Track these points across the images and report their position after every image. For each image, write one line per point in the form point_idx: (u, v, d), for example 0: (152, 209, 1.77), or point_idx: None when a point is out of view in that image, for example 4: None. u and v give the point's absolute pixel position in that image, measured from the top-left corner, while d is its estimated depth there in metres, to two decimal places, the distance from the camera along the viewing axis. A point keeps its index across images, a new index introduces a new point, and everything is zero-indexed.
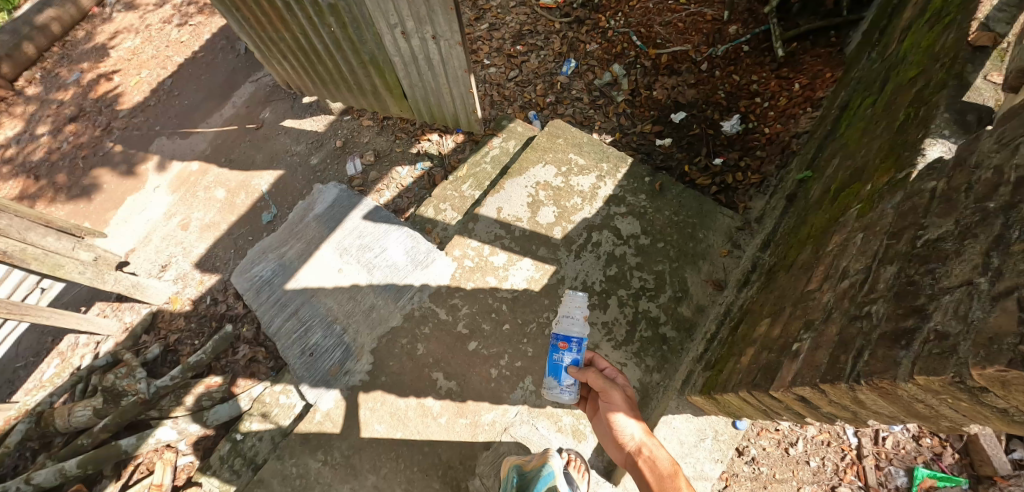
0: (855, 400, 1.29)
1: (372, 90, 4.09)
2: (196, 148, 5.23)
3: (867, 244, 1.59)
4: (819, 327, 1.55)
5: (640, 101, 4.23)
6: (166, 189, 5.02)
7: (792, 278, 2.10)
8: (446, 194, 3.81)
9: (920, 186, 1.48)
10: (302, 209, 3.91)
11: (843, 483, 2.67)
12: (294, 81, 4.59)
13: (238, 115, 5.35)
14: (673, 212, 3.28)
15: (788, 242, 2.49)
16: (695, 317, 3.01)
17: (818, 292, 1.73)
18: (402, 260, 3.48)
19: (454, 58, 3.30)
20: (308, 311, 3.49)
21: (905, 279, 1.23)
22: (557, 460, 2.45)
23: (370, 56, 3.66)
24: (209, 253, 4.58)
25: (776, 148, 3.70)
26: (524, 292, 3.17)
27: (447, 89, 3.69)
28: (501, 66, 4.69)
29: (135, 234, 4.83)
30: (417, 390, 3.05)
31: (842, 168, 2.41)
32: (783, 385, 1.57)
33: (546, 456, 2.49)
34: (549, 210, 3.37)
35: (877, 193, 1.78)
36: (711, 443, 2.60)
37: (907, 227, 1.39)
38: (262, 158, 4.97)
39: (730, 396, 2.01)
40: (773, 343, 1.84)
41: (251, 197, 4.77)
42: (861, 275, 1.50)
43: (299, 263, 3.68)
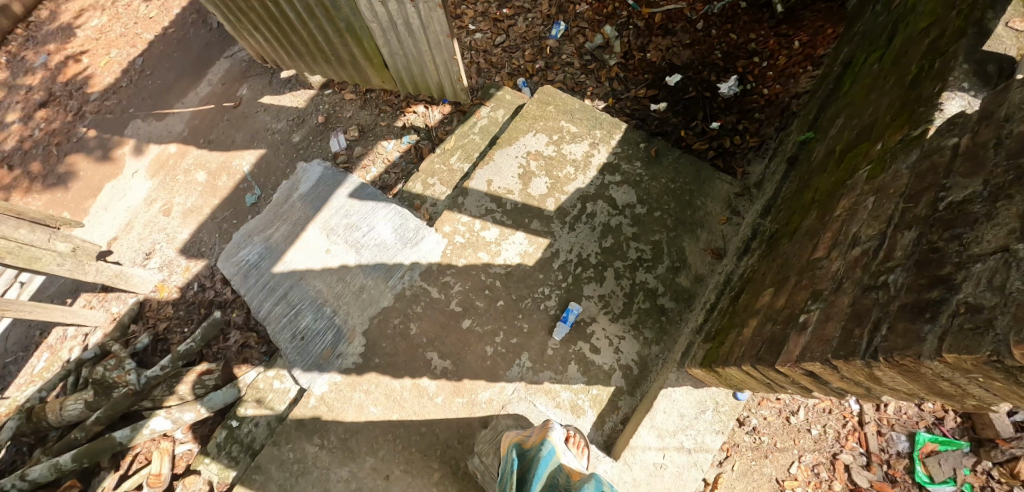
0: (870, 377, 1.20)
1: (350, 60, 3.89)
2: (173, 130, 5.01)
3: (881, 208, 1.48)
4: (829, 297, 1.46)
5: (634, 64, 4.05)
6: (145, 174, 4.84)
7: (796, 246, 2.01)
8: (434, 167, 3.67)
9: (941, 143, 1.37)
10: (285, 189, 3.75)
11: (845, 450, 2.63)
12: (270, 54, 4.34)
13: (215, 93, 5.12)
14: (669, 180, 3.16)
15: (790, 208, 2.39)
16: (693, 287, 2.92)
17: (826, 260, 1.63)
18: (391, 238, 3.36)
19: (434, 22, 3.11)
20: (297, 295, 3.37)
21: (928, 244, 1.14)
22: (556, 432, 2.36)
23: (346, 24, 3.45)
24: (194, 239, 4.44)
25: (775, 110, 3.57)
26: (517, 267, 3.07)
27: (430, 56, 3.49)
28: (488, 32, 4.46)
29: (117, 221, 4.67)
30: (411, 370, 2.99)
31: (847, 128, 2.29)
32: (790, 360, 1.48)
33: (545, 430, 2.39)
34: (541, 181, 3.24)
35: (888, 152, 1.67)
36: (712, 414, 2.52)
37: (925, 189, 1.30)
38: (242, 138, 4.77)
39: (733, 370, 1.94)
40: (777, 314, 1.76)
41: (233, 179, 4.60)
42: (874, 242, 1.40)
43: (285, 246, 3.54)
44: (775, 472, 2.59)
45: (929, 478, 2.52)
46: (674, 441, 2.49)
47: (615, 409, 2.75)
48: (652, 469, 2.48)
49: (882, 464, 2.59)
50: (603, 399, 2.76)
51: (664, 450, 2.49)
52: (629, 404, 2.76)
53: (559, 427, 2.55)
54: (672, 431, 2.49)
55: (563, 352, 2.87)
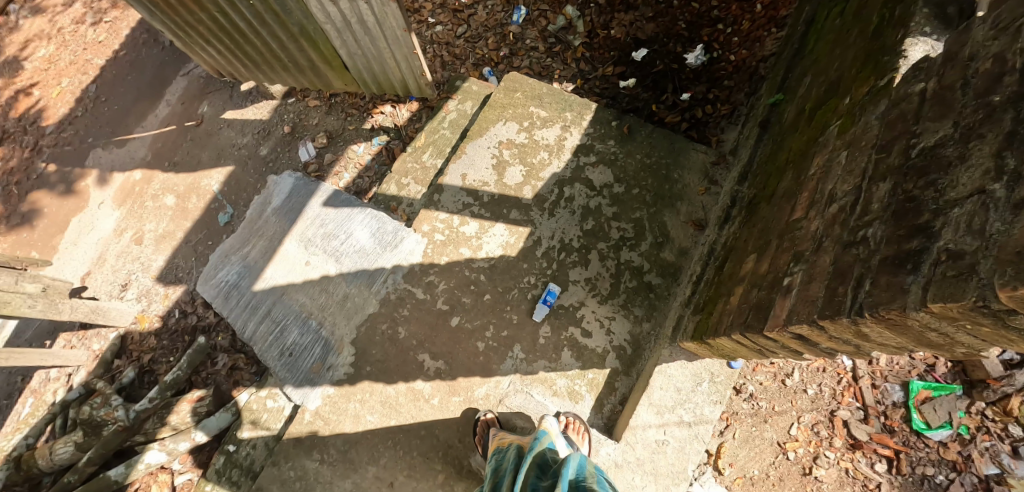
0: (858, 334, 1.18)
1: (308, 65, 3.78)
2: (136, 155, 4.85)
3: (854, 162, 1.46)
4: (811, 257, 1.44)
5: (598, 42, 3.98)
6: (112, 204, 4.69)
7: (775, 208, 1.99)
8: (407, 167, 3.60)
9: (908, 89, 1.34)
10: (257, 206, 3.63)
11: (842, 407, 2.64)
12: (225, 67, 4.20)
13: (175, 113, 4.95)
14: (645, 155, 3.13)
15: (766, 172, 2.37)
16: (678, 261, 2.90)
17: (805, 221, 1.61)
18: (370, 243, 3.28)
19: (390, 16, 3.02)
20: (280, 311, 3.29)
21: (904, 194, 1.12)
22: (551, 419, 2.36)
23: (299, 28, 3.34)
24: (170, 265, 4.32)
25: (744, 75, 3.58)
26: (500, 259, 3.02)
27: (390, 53, 3.40)
28: (448, 23, 4.34)
29: (88, 255, 4.53)
30: (404, 374, 2.94)
31: (815, 85, 2.27)
32: (777, 325, 1.46)
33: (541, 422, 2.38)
34: (516, 169, 3.18)
35: (857, 105, 1.65)
36: (709, 385, 2.51)
37: (897, 138, 1.28)
38: (209, 156, 4.64)
39: (724, 340, 1.92)
40: (761, 280, 1.74)
41: (203, 199, 4.48)
42: (851, 197, 1.38)
43: (263, 262, 3.45)
44: (776, 436, 2.61)
45: (926, 425, 2.54)
46: (673, 417, 2.48)
47: (613, 391, 2.73)
48: (654, 447, 2.47)
49: (879, 416, 2.61)
50: (600, 382, 2.75)
51: (664, 427, 2.47)
52: (626, 384, 2.74)
53: (557, 415, 2.67)
54: (671, 406, 2.48)
55: (555, 340, 2.84)
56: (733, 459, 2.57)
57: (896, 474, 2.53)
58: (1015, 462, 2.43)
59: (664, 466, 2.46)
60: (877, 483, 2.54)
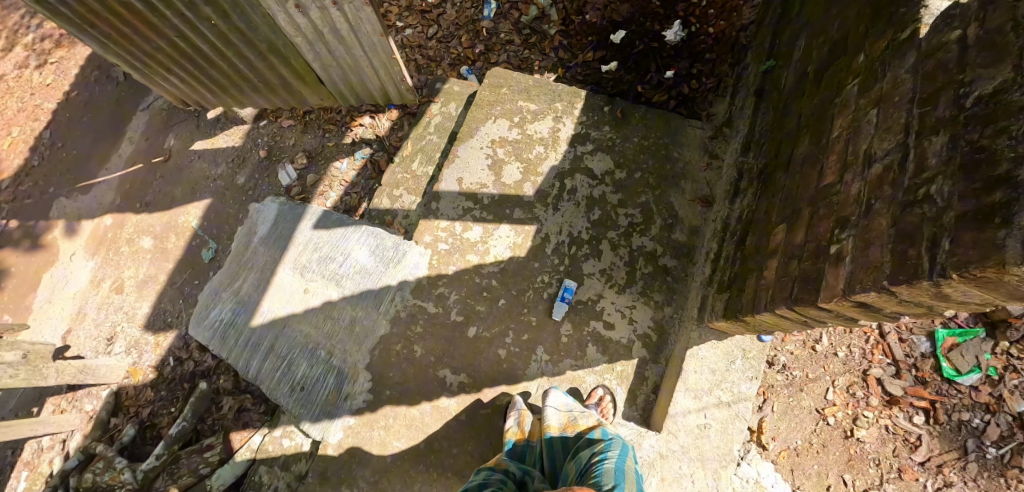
0: (937, 295, 1.14)
1: (280, 83, 3.62)
2: (103, 200, 4.60)
3: (890, 119, 1.42)
4: (860, 222, 1.40)
5: (575, 29, 3.90)
6: (84, 254, 4.44)
7: (796, 176, 1.95)
8: (397, 178, 3.49)
9: (942, 38, 1.30)
10: (244, 237, 3.45)
11: (874, 365, 2.65)
12: (190, 95, 3.99)
13: (139, 150, 4.70)
14: (642, 137, 3.07)
15: (774, 139, 2.34)
16: (691, 240, 2.86)
17: (841, 185, 1.57)
18: (371, 261, 3.14)
19: (365, 22, 2.89)
20: (285, 344, 3.13)
21: (970, 145, 1.08)
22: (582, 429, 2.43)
23: (268, 44, 3.18)
24: (156, 311, 4.11)
25: (725, 46, 3.56)
26: (510, 262, 2.94)
27: (366, 61, 3.28)
28: (417, 25, 4.20)
29: (67, 312, 4.28)
30: (427, 394, 2.84)
31: (814, 47, 2.24)
32: (835, 295, 1.41)
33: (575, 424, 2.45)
34: (513, 167, 3.10)
35: (877, 61, 1.61)
36: (742, 362, 2.48)
37: (941, 89, 1.24)
38: (182, 191, 4.42)
39: (764, 315, 1.87)
40: (799, 250, 1.70)
41: (183, 237, 4.27)
42: (896, 154, 1.33)
43: (257, 295, 3.27)
44: (814, 403, 2.62)
45: (955, 371, 2.56)
46: (713, 399, 2.45)
47: (644, 381, 2.69)
48: (698, 432, 2.44)
49: (911, 369, 2.62)
50: (630, 373, 2.70)
51: (704, 410, 2.45)
52: (656, 371, 2.71)
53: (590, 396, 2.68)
54: (708, 389, 2.45)
55: (578, 336, 2.78)
56: (774, 433, 2.58)
57: (934, 424, 2.55)
58: None
59: (710, 450, 2.43)
60: (917, 435, 2.55)
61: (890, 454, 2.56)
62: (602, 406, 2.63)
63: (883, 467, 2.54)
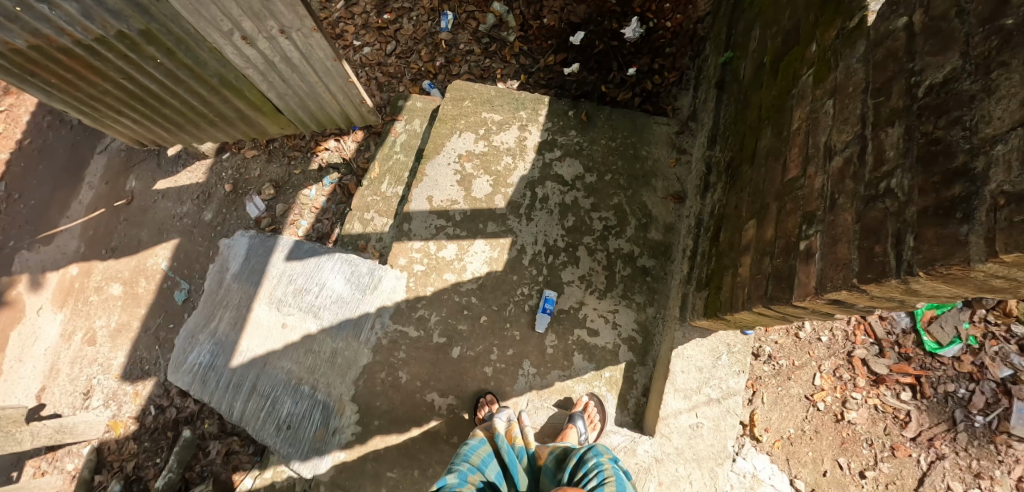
0: (907, 292, 1.11)
1: (237, 115, 3.53)
2: (67, 249, 4.44)
3: (846, 110, 1.40)
4: (826, 217, 1.38)
5: (534, 34, 3.86)
6: (51, 307, 4.28)
7: (761, 169, 1.94)
8: (366, 201, 3.43)
9: (890, 26, 1.29)
10: (214, 275, 3.35)
11: (858, 346, 2.66)
12: (146, 135, 3.87)
13: (100, 195, 4.54)
14: (609, 139, 3.05)
15: (738, 132, 2.33)
16: (667, 238, 2.85)
17: (805, 179, 1.55)
18: (347, 290, 3.07)
19: (316, 48, 2.83)
20: (266, 383, 3.04)
21: (925, 137, 1.07)
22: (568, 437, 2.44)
23: (219, 78, 3.09)
24: (133, 359, 3.98)
25: (684, 40, 3.56)
26: (488, 277, 2.89)
27: (323, 86, 3.21)
28: (374, 43, 4.13)
29: (39, 370, 4.12)
30: (417, 420, 2.78)
31: (768, 37, 2.23)
32: (808, 294, 1.38)
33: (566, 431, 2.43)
34: (482, 181, 3.05)
35: (829, 50, 1.60)
36: (728, 357, 2.45)
37: (893, 78, 1.23)
38: (148, 233, 4.29)
39: (743, 314, 1.85)
40: (770, 246, 1.68)
41: (153, 280, 4.14)
42: (855, 147, 1.32)
43: (234, 335, 3.18)
44: (802, 390, 2.62)
45: (937, 344, 2.57)
46: (702, 397, 2.42)
47: (633, 385, 2.66)
48: (690, 432, 2.42)
49: (894, 347, 2.63)
50: (619, 379, 2.66)
51: (695, 410, 2.42)
52: (644, 374, 2.68)
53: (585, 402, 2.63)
54: (696, 388, 2.42)
55: (564, 347, 2.74)
56: (767, 424, 2.57)
57: (922, 398, 2.55)
58: None
59: (705, 449, 2.41)
60: (906, 411, 2.55)
61: (881, 433, 2.56)
62: (589, 415, 2.56)
63: (877, 447, 2.54)
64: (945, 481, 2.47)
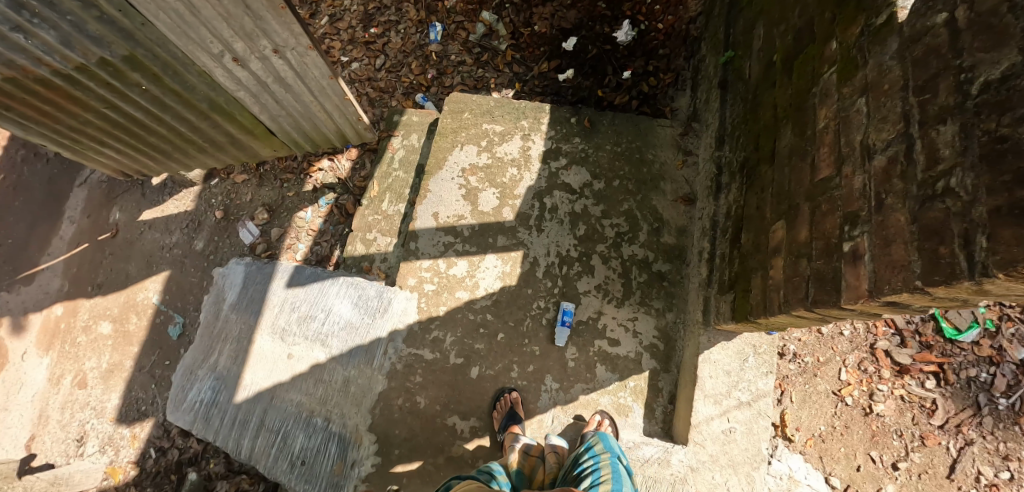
0: (976, 292, 1.09)
1: (227, 138, 3.40)
2: (50, 288, 4.19)
3: (882, 108, 1.38)
4: (872, 218, 1.35)
5: (525, 41, 3.83)
6: (36, 351, 4.04)
7: (783, 168, 1.92)
8: (368, 221, 3.35)
9: (927, 22, 1.27)
10: (212, 306, 3.21)
11: (880, 338, 2.79)
12: (129, 164, 3.72)
13: (82, 230, 4.29)
14: (614, 144, 3.02)
15: (750, 132, 2.32)
16: (680, 241, 2.83)
17: (840, 179, 1.52)
18: (355, 315, 2.96)
19: (311, 66, 2.74)
20: (275, 417, 2.91)
21: (988, 135, 1.05)
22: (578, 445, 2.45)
23: (208, 102, 2.96)
24: (128, 400, 3.80)
25: (677, 40, 3.56)
26: (502, 292, 2.84)
27: (318, 105, 3.11)
28: (363, 58, 4.04)
29: (26, 419, 3.89)
30: (439, 445, 2.71)
31: (775, 35, 2.22)
32: (860, 296, 1.35)
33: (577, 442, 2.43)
34: (488, 193, 2.99)
35: (853, 48, 1.58)
36: (755, 359, 2.46)
37: (937, 75, 1.21)
38: (136, 267, 4.10)
39: (779, 317, 1.82)
40: (806, 248, 1.65)
41: (145, 316, 3.97)
42: (898, 145, 1.29)
43: (237, 368, 3.04)
44: (829, 386, 2.75)
45: (956, 330, 2.72)
46: (732, 401, 2.43)
47: (659, 392, 2.65)
48: (724, 438, 2.43)
49: (914, 336, 2.77)
50: (644, 388, 2.65)
51: (726, 414, 2.44)
52: (669, 381, 2.66)
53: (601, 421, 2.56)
54: (726, 392, 2.43)
55: (585, 358, 2.70)
56: (798, 424, 2.69)
57: (945, 385, 2.70)
58: None
59: (740, 454, 2.42)
60: (932, 399, 2.69)
61: (910, 423, 2.69)
62: (602, 431, 2.51)
63: (906, 437, 2.68)
64: (974, 466, 2.62)
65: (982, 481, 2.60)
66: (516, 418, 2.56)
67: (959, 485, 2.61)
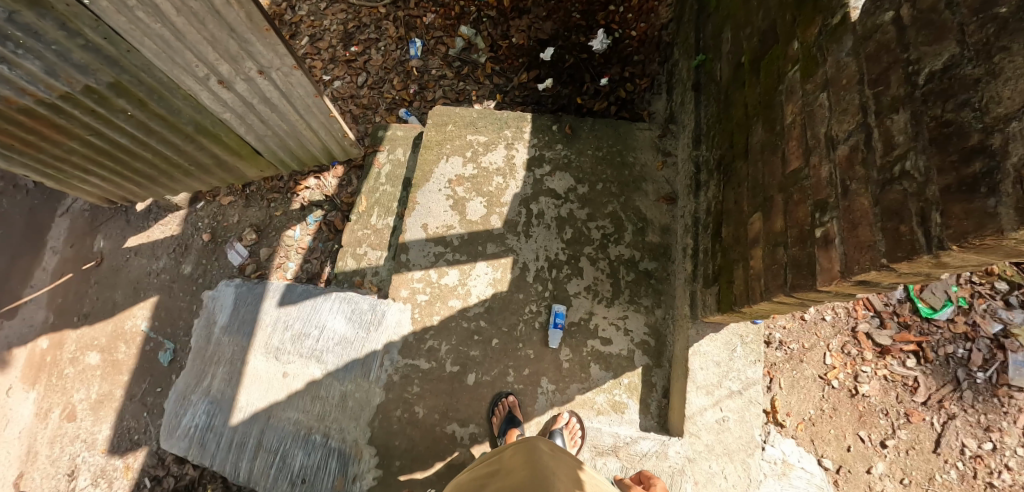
0: (935, 266, 1.18)
1: (212, 160, 3.43)
2: (34, 321, 4.07)
3: (842, 101, 1.48)
4: (840, 204, 1.44)
5: (504, 53, 3.92)
6: (21, 386, 3.92)
7: (756, 163, 2.01)
8: (357, 236, 3.39)
9: (877, 20, 1.38)
10: (203, 330, 3.20)
11: (860, 321, 2.90)
12: (114, 191, 3.72)
13: (66, 259, 4.19)
14: (595, 148, 3.11)
15: (723, 130, 2.43)
16: (664, 239, 2.92)
17: (809, 169, 1.61)
18: (350, 329, 2.98)
19: (296, 86, 2.80)
20: (272, 437, 2.90)
21: (934, 120, 1.15)
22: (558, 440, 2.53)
23: (194, 124, 2.99)
24: (119, 430, 3.74)
25: (651, 46, 3.68)
26: (494, 299, 2.89)
27: (304, 123, 3.16)
28: (345, 77, 4.10)
29: (14, 456, 3.78)
30: (440, 454, 2.74)
31: (742, 38, 2.34)
32: (833, 278, 1.43)
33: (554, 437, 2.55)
34: (476, 203, 3.06)
35: (813, 47, 1.69)
36: (743, 349, 2.55)
37: (889, 68, 1.31)
38: (123, 294, 4.04)
39: (760, 304, 1.90)
40: (782, 237, 1.74)
41: (133, 344, 3.91)
42: (859, 134, 1.39)
43: (231, 391, 3.02)
44: (815, 370, 2.85)
45: (931, 309, 2.85)
46: (723, 391, 2.52)
47: (652, 388, 2.71)
48: (717, 427, 2.51)
49: (893, 317, 2.89)
50: (638, 384, 2.71)
51: (718, 404, 2.51)
52: (662, 375, 2.73)
53: (578, 420, 2.62)
54: (717, 382, 2.51)
55: (579, 359, 2.76)
56: (788, 409, 2.79)
57: (925, 363, 2.81)
58: (1011, 313, 2.80)
59: (734, 442, 2.50)
60: (914, 378, 2.81)
61: (894, 402, 2.80)
62: (570, 430, 2.59)
63: (892, 416, 2.78)
64: (959, 439, 2.72)
65: (967, 453, 2.70)
66: (515, 422, 2.62)
67: (945, 459, 2.71)
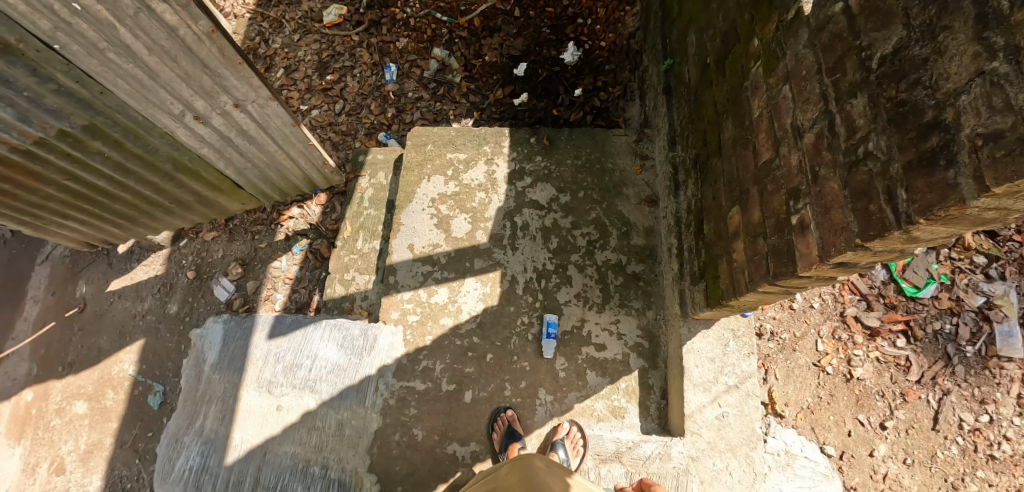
0: (908, 240, 1.21)
1: (194, 197, 3.43)
2: (16, 374, 3.96)
3: (804, 91, 1.52)
4: (812, 190, 1.48)
5: (478, 72, 3.98)
6: (6, 442, 3.79)
7: (729, 158, 2.05)
8: (344, 261, 3.38)
9: (827, 12, 1.44)
10: (191, 369, 3.13)
11: (847, 305, 2.94)
12: (94, 234, 3.68)
13: (47, 308, 4.10)
14: (575, 157, 3.16)
15: (696, 130, 2.48)
16: (649, 241, 2.95)
17: (780, 159, 1.65)
18: (342, 357, 2.95)
19: (273, 117, 2.82)
20: (270, 473, 2.83)
21: (890, 101, 1.20)
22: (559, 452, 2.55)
23: (172, 162, 2.99)
24: (111, 480, 3.63)
25: (621, 55, 3.77)
26: (485, 314, 2.89)
27: (283, 154, 3.17)
28: (322, 105, 4.13)
29: None
30: (442, 475, 2.70)
31: (705, 39, 2.41)
32: (813, 262, 1.46)
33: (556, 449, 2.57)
34: (460, 220, 3.07)
35: (772, 42, 1.74)
36: (735, 343, 2.57)
37: (844, 56, 1.37)
38: (109, 339, 3.96)
39: (747, 296, 1.93)
40: (761, 227, 1.77)
41: (121, 390, 3.82)
42: (822, 121, 1.43)
43: (224, 429, 2.94)
44: (809, 358, 2.87)
45: (915, 288, 2.90)
46: (721, 387, 2.52)
47: (650, 390, 2.71)
48: (717, 424, 2.51)
49: (879, 299, 2.93)
50: (636, 387, 2.71)
51: (717, 400, 2.52)
52: (658, 377, 2.73)
53: (580, 428, 2.62)
54: (714, 378, 2.52)
55: (575, 366, 2.76)
56: (786, 399, 2.80)
57: (915, 342, 2.85)
58: (992, 285, 2.86)
59: (735, 437, 2.50)
60: (906, 357, 2.84)
61: (889, 383, 2.83)
62: (571, 440, 2.60)
63: (888, 397, 2.80)
64: (956, 414, 2.75)
65: (965, 427, 2.73)
66: (516, 436, 2.60)
67: (946, 435, 2.73)
